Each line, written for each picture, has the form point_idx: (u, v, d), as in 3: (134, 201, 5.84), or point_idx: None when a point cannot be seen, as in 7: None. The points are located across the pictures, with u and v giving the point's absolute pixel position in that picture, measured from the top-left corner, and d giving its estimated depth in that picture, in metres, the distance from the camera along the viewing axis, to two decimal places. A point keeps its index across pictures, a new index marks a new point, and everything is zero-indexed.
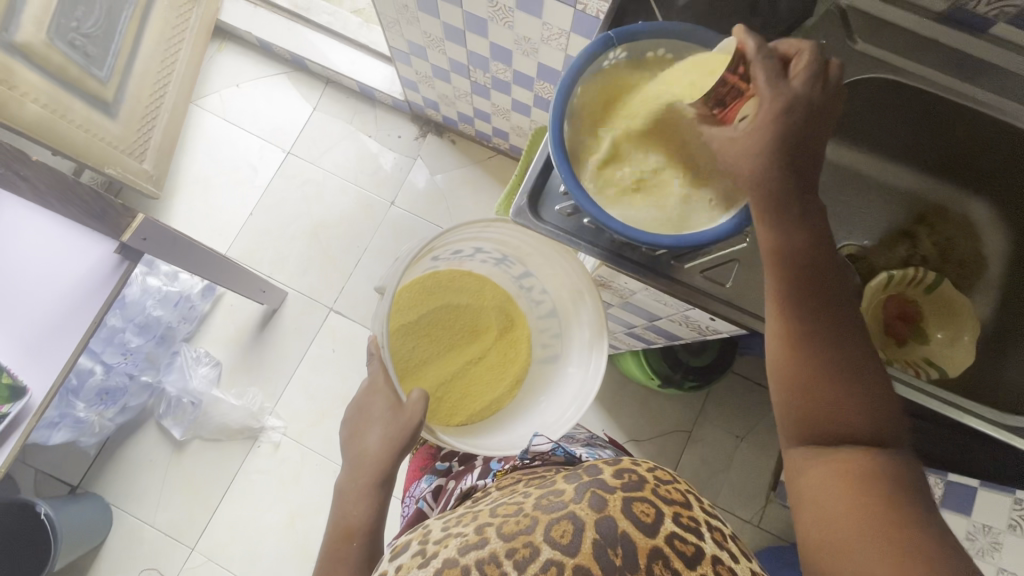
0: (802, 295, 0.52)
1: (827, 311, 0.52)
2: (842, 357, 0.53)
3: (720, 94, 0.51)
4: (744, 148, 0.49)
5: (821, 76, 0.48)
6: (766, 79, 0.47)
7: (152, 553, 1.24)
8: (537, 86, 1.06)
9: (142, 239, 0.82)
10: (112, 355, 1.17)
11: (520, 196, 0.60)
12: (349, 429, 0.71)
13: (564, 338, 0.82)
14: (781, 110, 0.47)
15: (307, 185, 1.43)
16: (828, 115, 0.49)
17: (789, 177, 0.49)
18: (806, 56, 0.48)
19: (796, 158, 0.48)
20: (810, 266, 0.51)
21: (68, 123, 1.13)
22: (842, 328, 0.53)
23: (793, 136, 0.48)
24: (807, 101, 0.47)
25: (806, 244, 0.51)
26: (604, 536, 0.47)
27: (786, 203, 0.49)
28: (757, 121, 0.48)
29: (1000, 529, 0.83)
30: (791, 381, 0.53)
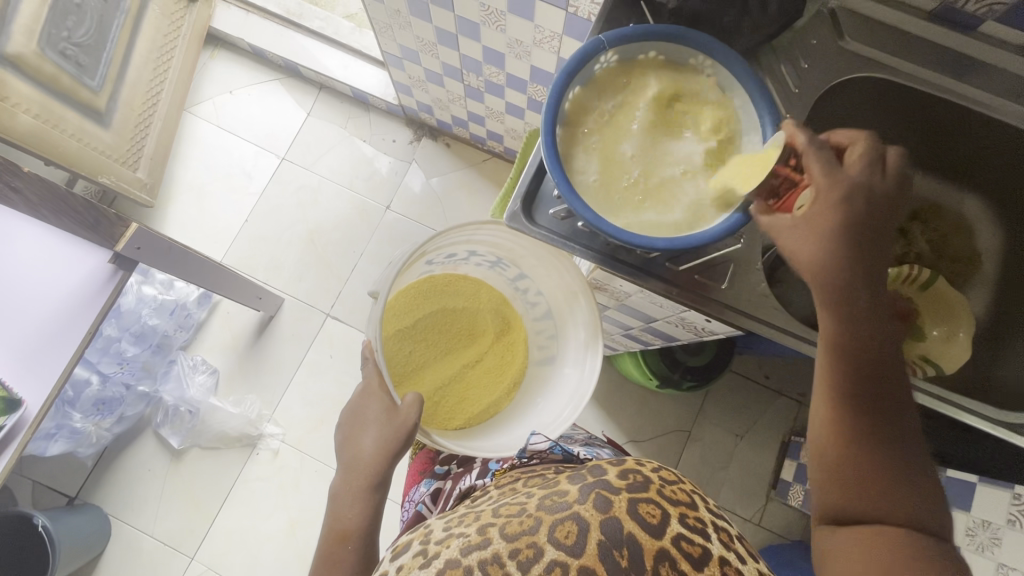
0: (858, 386, 0.52)
1: (885, 399, 0.53)
2: (895, 443, 0.53)
3: (775, 185, 0.54)
4: (807, 232, 0.51)
5: (876, 167, 0.52)
6: (822, 169, 0.51)
7: (151, 563, 1.24)
8: (531, 89, 1.07)
9: (136, 248, 0.81)
10: (109, 365, 1.16)
11: (514, 201, 0.60)
12: (343, 432, 0.71)
13: (560, 339, 0.82)
14: (838, 199, 0.50)
15: (302, 191, 1.43)
16: (887, 204, 0.51)
17: (848, 265, 0.50)
18: (862, 146, 0.52)
19: (856, 246, 0.50)
20: (869, 354, 0.52)
21: (60, 132, 1.12)
22: (896, 414, 0.53)
23: (853, 224, 0.50)
24: (865, 191, 0.50)
25: (865, 335, 0.51)
26: (609, 538, 0.47)
27: (847, 291, 0.50)
28: (816, 208, 0.50)
29: (999, 524, 0.82)
30: (837, 461, 0.54)
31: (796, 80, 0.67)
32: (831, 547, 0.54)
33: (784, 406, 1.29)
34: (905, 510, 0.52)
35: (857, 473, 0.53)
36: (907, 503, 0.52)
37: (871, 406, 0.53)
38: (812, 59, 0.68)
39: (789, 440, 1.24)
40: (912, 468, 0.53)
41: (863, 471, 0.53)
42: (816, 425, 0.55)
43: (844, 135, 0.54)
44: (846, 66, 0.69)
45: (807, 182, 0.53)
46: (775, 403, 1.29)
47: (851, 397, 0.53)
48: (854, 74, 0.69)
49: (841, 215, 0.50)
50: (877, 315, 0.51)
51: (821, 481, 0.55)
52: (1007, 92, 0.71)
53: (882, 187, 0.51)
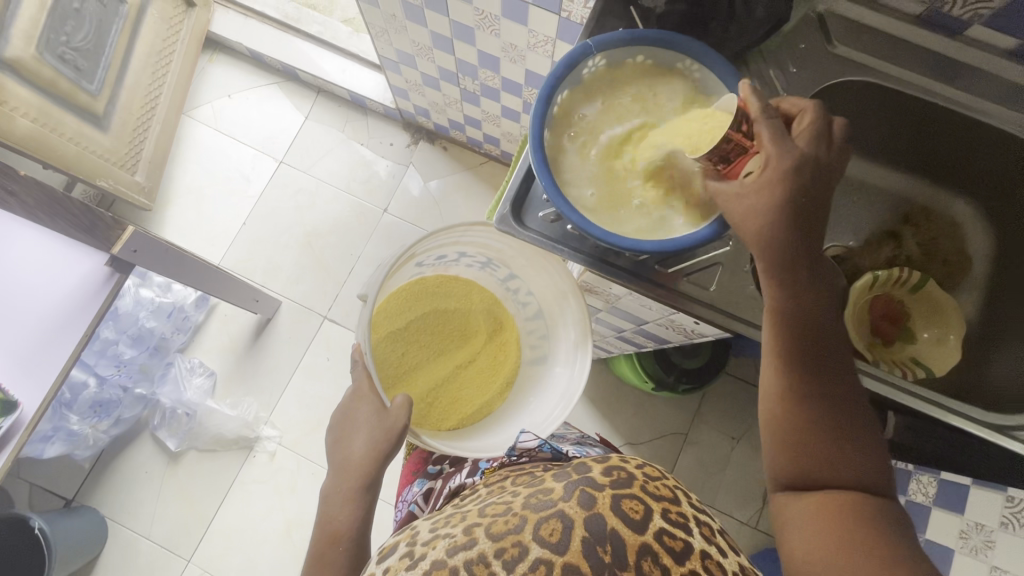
0: (801, 356, 0.53)
1: (826, 368, 0.54)
2: (839, 413, 0.54)
3: (725, 151, 0.51)
4: (756, 202, 0.50)
5: (823, 139, 0.52)
6: (772, 139, 0.50)
7: (148, 566, 1.24)
8: (526, 93, 1.07)
9: (132, 251, 0.82)
10: (106, 367, 1.17)
11: (503, 204, 0.60)
12: (335, 434, 0.71)
13: (551, 340, 0.82)
14: (786, 168, 0.49)
15: (299, 194, 1.43)
16: (832, 174, 0.51)
17: (794, 235, 0.51)
18: (809, 118, 0.52)
19: (804, 216, 0.50)
20: (811, 323, 0.53)
21: (59, 136, 1.13)
22: (840, 384, 0.54)
23: (800, 194, 0.50)
24: (812, 160, 0.50)
25: (807, 303, 0.53)
26: (592, 534, 0.47)
27: (792, 260, 0.51)
28: (766, 175, 0.50)
29: (993, 527, 0.81)
30: (784, 433, 0.54)
31: (785, 84, 0.68)
32: (792, 514, 0.54)
33: None
34: (853, 475, 0.53)
35: (805, 443, 0.53)
36: (852, 469, 0.53)
37: (814, 375, 0.54)
38: (801, 63, 0.69)
39: None
40: (857, 437, 0.54)
41: (812, 441, 0.53)
42: (765, 397, 0.55)
43: (793, 106, 0.54)
44: (836, 70, 0.70)
45: (757, 150, 0.51)
46: None
47: (794, 368, 0.54)
48: (844, 78, 0.70)
49: (790, 184, 0.49)
50: (819, 286, 0.53)
51: (772, 453, 0.56)
52: (995, 95, 0.71)
53: (828, 158, 0.51)
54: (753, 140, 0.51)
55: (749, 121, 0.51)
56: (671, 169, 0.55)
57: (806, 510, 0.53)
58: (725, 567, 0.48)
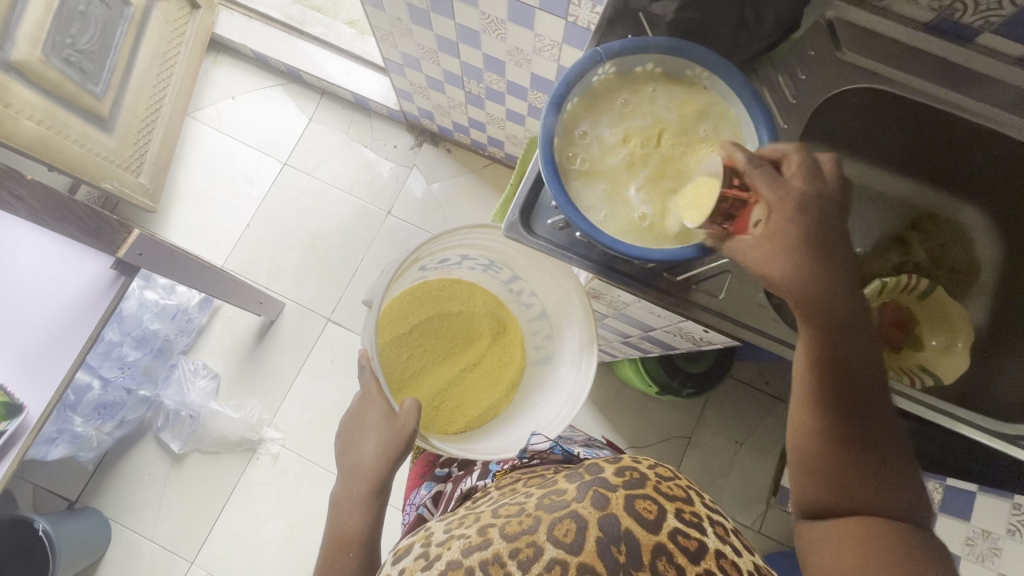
0: (835, 396, 0.52)
1: (862, 402, 0.52)
2: (877, 451, 0.53)
3: (726, 208, 0.51)
4: (770, 255, 0.50)
5: (817, 174, 0.51)
6: (769, 188, 0.49)
7: (151, 568, 1.24)
8: (531, 96, 1.07)
9: (138, 254, 0.82)
10: (111, 369, 1.17)
11: (512, 211, 0.60)
12: (344, 439, 0.71)
13: (556, 340, 0.82)
14: (790, 215, 0.49)
15: (303, 196, 1.43)
16: (837, 211, 0.51)
17: (818, 279, 0.50)
18: (796, 158, 0.51)
19: (821, 259, 0.50)
20: (845, 365, 0.52)
21: (64, 139, 1.13)
22: (879, 422, 0.53)
23: (811, 237, 0.50)
24: (813, 202, 0.50)
25: (835, 342, 0.52)
26: (607, 534, 0.47)
27: (821, 306, 0.50)
28: (776, 222, 0.49)
29: (999, 533, 0.82)
30: (820, 472, 0.53)
31: (794, 91, 0.68)
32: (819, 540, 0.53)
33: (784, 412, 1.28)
34: (892, 506, 0.52)
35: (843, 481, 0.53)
36: (887, 498, 0.52)
37: (852, 416, 0.52)
38: (811, 70, 0.69)
39: None
40: (893, 463, 0.53)
41: (848, 480, 0.52)
42: (798, 439, 0.55)
43: (773, 149, 0.52)
44: (845, 76, 0.70)
45: (755, 199, 0.50)
46: (776, 410, 1.28)
47: (828, 408, 0.52)
48: (853, 84, 0.70)
49: (798, 230, 0.49)
50: (849, 327, 0.52)
51: (805, 488, 0.55)
52: (1006, 102, 0.71)
53: (828, 193, 0.50)
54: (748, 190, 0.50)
55: (739, 174, 0.51)
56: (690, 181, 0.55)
57: (828, 531, 0.53)
58: (740, 566, 0.48)
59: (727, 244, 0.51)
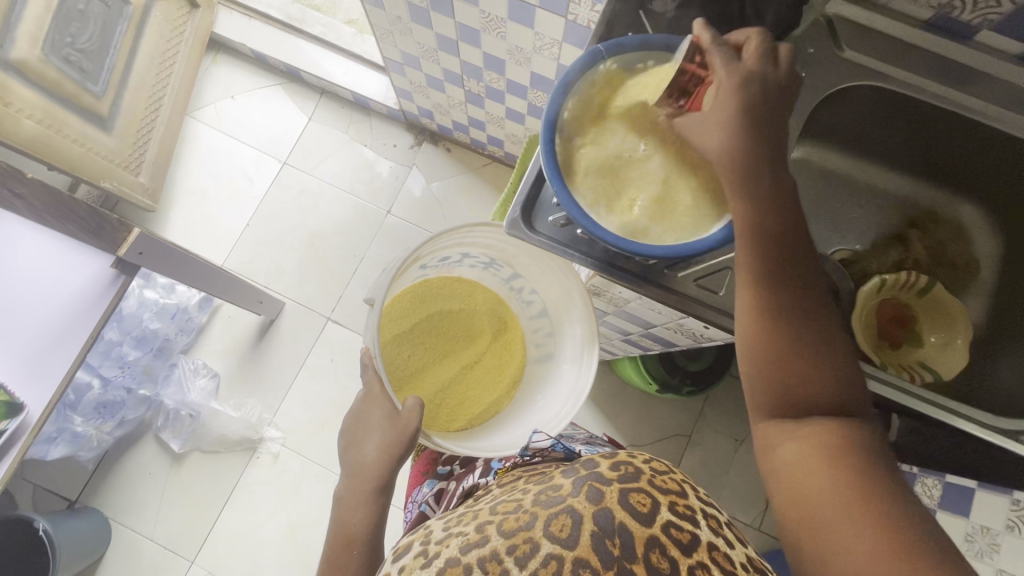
0: (768, 271, 0.53)
1: (795, 280, 0.53)
2: (811, 335, 0.53)
3: (683, 84, 0.54)
4: (712, 122, 0.52)
5: (769, 61, 0.53)
6: (722, 65, 0.52)
7: (151, 567, 1.24)
8: (531, 95, 1.07)
9: (138, 253, 0.82)
10: (110, 368, 1.17)
11: (514, 209, 0.60)
12: (346, 438, 0.71)
13: (556, 338, 0.82)
14: (733, 86, 0.52)
15: (303, 195, 1.43)
16: (782, 92, 0.53)
17: (756, 149, 0.51)
18: (754, 43, 0.54)
19: (761, 129, 0.52)
20: (781, 241, 0.52)
21: (64, 138, 1.13)
22: (815, 307, 0.54)
23: (751, 109, 0.52)
24: (759, 79, 0.52)
25: (773, 218, 0.52)
26: (601, 528, 0.47)
27: (760, 177, 0.52)
28: (723, 95, 0.52)
29: (998, 530, 0.83)
30: (757, 351, 0.54)
31: None
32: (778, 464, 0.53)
33: None
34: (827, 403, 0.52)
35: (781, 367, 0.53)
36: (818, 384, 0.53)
37: (784, 293, 0.53)
38: (809, 67, 0.69)
39: None
40: (825, 350, 0.53)
41: (781, 360, 0.53)
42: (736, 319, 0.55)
43: (739, 36, 0.55)
44: (845, 74, 0.70)
45: (712, 79, 0.53)
46: None
47: (763, 284, 0.53)
48: (852, 83, 0.70)
49: (740, 100, 0.51)
50: (788, 203, 0.53)
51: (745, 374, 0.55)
52: (1004, 100, 0.71)
53: (775, 76, 0.53)
54: (707, 69, 0.54)
55: (701, 54, 0.54)
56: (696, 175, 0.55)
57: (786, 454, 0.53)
58: (733, 558, 0.48)
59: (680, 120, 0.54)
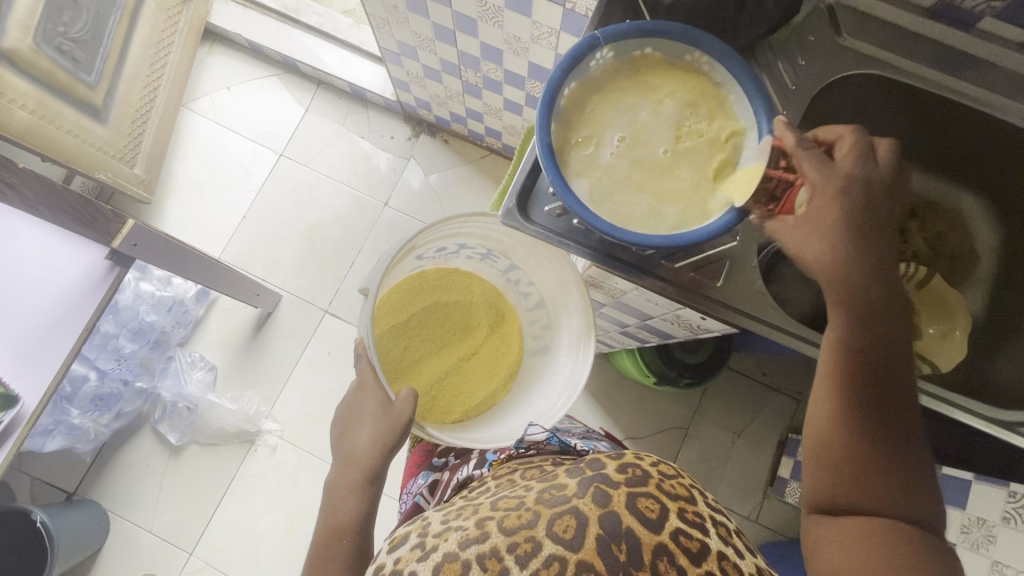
0: (856, 376, 0.53)
1: (886, 391, 0.53)
2: (897, 444, 0.53)
3: (770, 188, 0.54)
4: (810, 233, 0.53)
5: (867, 158, 0.54)
6: (815, 166, 0.53)
7: (150, 558, 1.24)
8: (528, 85, 1.06)
9: (132, 245, 0.81)
10: (107, 361, 1.16)
11: (509, 199, 0.60)
12: (339, 427, 0.71)
13: (554, 330, 0.81)
14: (833, 197, 0.53)
15: (300, 187, 1.42)
16: (885, 194, 0.54)
17: (854, 261, 0.52)
18: (849, 140, 0.55)
19: (862, 239, 0.53)
20: (872, 351, 0.53)
21: (59, 130, 1.12)
22: (903, 420, 0.53)
23: (852, 217, 0.53)
24: (858, 182, 0.53)
25: (866, 328, 0.53)
26: (608, 532, 0.47)
27: (857, 290, 0.52)
28: (820, 199, 0.53)
29: (994, 522, 0.83)
30: (834, 454, 0.53)
31: (793, 77, 0.67)
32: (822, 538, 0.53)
33: (782, 403, 1.29)
34: (901, 507, 0.52)
35: (848, 470, 0.53)
36: (895, 492, 0.52)
37: (871, 402, 0.53)
38: (810, 56, 0.68)
39: (786, 437, 1.24)
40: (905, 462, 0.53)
41: (858, 465, 0.53)
42: (815, 420, 0.55)
43: (829, 133, 0.56)
44: (846, 62, 0.69)
45: (801, 180, 0.54)
46: (773, 401, 1.29)
47: (849, 391, 0.53)
48: (854, 71, 0.69)
49: (840, 211, 0.53)
50: (885, 314, 0.53)
51: (815, 474, 0.55)
52: (1008, 89, 0.71)
53: (879, 176, 0.54)
54: (793, 172, 0.54)
55: (785, 156, 0.54)
56: (690, 167, 0.55)
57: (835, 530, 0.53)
58: (741, 567, 0.47)
59: (771, 221, 0.55)
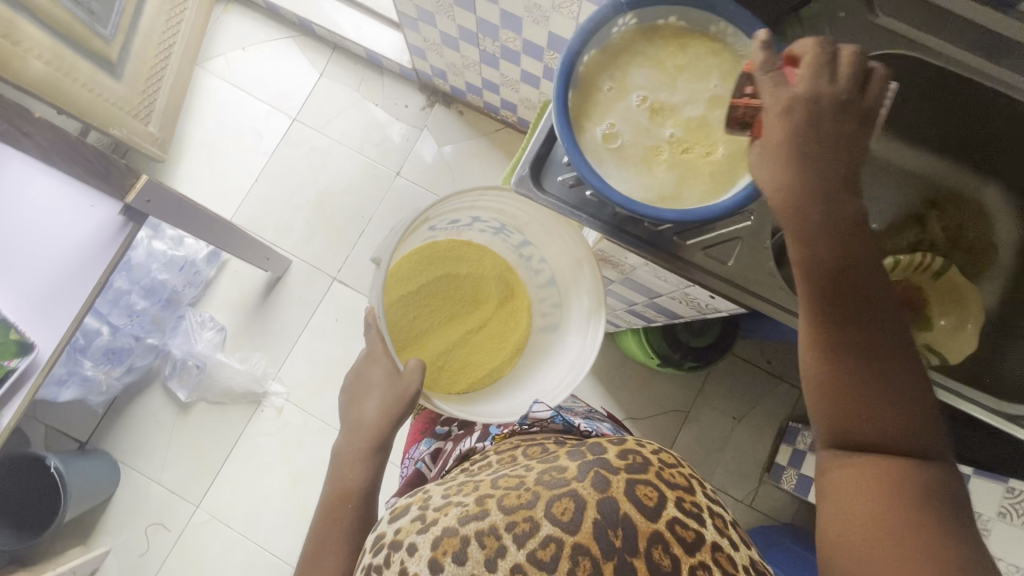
0: (827, 311, 0.50)
1: (861, 321, 0.50)
2: (890, 368, 0.50)
3: (739, 117, 0.49)
4: (766, 160, 0.48)
5: (829, 72, 0.45)
6: (767, 89, 0.46)
7: (158, 509, 1.28)
8: (547, 57, 1.04)
9: (146, 201, 0.83)
10: (119, 317, 1.19)
11: (522, 166, 0.59)
12: (348, 394, 0.72)
13: (563, 308, 0.81)
14: (780, 118, 0.46)
15: (313, 153, 1.42)
16: (847, 108, 0.46)
17: (818, 188, 0.47)
18: (812, 55, 0.45)
19: (824, 162, 0.46)
20: (843, 280, 0.49)
21: (72, 81, 1.11)
22: (886, 345, 0.51)
23: (805, 140, 0.46)
24: (813, 102, 0.45)
25: (836, 257, 0.49)
26: (604, 517, 0.47)
27: (821, 219, 0.48)
28: (769, 127, 0.47)
29: (989, 516, 0.85)
30: (816, 391, 0.52)
31: None
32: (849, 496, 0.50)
33: (783, 391, 1.29)
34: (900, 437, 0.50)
35: (842, 409, 0.51)
36: (890, 424, 0.50)
37: (845, 333, 0.50)
38: (840, 34, 0.65)
39: (786, 425, 1.25)
40: (895, 388, 0.50)
41: (842, 400, 0.51)
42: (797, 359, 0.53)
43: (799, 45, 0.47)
44: (878, 43, 0.67)
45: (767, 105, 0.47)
46: (775, 389, 1.29)
47: (821, 327, 0.51)
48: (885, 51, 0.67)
49: (792, 133, 0.46)
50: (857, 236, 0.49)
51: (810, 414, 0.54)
52: None
53: (841, 90, 0.45)
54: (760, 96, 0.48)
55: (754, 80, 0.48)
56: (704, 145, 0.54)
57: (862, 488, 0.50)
58: (736, 560, 0.48)
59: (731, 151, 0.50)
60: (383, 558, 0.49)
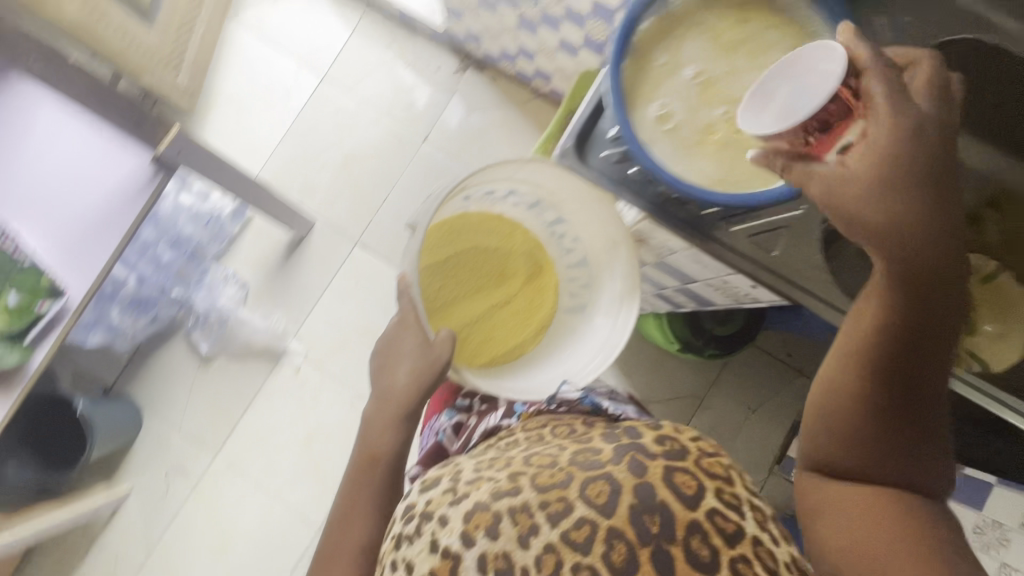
0: (883, 352, 0.51)
1: (915, 368, 0.51)
2: (925, 414, 0.52)
3: (827, 114, 0.46)
4: (872, 182, 0.45)
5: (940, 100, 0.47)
6: (886, 101, 0.45)
7: (178, 456, 1.33)
8: (589, 25, 1.00)
9: (176, 152, 0.84)
10: (146, 266, 1.26)
11: (568, 138, 0.66)
12: (379, 361, 0.72)
13: (594, 289, 0.81)
14: (903, 137, 0.45)
15: (341, 114, 1.40)
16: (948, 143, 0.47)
17: (919, 222, 0.46)
18: (921, 75, 0.47)
19: (928, 198, 0.46)
20: (910, 326, 0.50)
21: (106, 26, 1.09)
22: (928, 394, 0.52)
23: (917, 168, 0.45)
24: (931, 128, 0.45)
25: (910, 302, 0.49)
26: (641, 502, 0.46)
27: (911, 258, 0.47)
28: (885, 144, 0.45)
29: (1009, 527, 0.85)
30: (845, 427, 0.53)
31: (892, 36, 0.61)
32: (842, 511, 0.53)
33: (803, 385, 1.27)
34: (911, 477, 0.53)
35: (864, 445, 0.53)
36: (906, 465, 0.52)
37: (895, 377, 0.51)
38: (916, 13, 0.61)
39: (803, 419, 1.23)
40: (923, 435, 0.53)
41: (866, 439, 0.53)
42: (831, 394, 0.54)
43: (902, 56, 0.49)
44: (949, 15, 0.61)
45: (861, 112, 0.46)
46: (795, 382, 1.27)
47: (872, 368, 0.51)
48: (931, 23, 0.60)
49: (906, 158, 0.45)
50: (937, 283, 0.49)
51: (822, 445, 0.56)
52: None
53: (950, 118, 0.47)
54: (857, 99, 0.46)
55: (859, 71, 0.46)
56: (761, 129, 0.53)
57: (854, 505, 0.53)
58: (777, 556, 0.46)
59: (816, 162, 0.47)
60: (414, 527, 0.50)
